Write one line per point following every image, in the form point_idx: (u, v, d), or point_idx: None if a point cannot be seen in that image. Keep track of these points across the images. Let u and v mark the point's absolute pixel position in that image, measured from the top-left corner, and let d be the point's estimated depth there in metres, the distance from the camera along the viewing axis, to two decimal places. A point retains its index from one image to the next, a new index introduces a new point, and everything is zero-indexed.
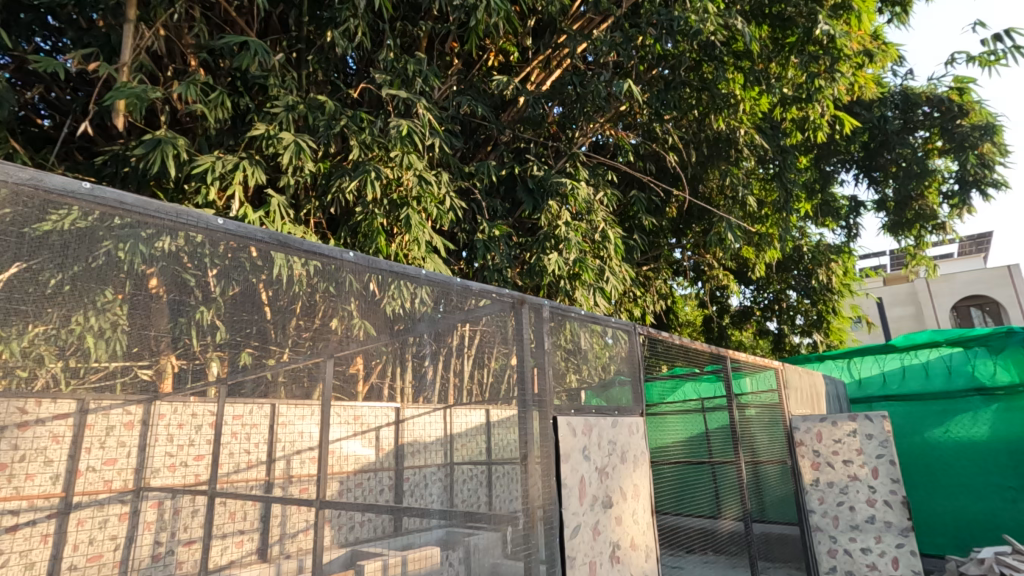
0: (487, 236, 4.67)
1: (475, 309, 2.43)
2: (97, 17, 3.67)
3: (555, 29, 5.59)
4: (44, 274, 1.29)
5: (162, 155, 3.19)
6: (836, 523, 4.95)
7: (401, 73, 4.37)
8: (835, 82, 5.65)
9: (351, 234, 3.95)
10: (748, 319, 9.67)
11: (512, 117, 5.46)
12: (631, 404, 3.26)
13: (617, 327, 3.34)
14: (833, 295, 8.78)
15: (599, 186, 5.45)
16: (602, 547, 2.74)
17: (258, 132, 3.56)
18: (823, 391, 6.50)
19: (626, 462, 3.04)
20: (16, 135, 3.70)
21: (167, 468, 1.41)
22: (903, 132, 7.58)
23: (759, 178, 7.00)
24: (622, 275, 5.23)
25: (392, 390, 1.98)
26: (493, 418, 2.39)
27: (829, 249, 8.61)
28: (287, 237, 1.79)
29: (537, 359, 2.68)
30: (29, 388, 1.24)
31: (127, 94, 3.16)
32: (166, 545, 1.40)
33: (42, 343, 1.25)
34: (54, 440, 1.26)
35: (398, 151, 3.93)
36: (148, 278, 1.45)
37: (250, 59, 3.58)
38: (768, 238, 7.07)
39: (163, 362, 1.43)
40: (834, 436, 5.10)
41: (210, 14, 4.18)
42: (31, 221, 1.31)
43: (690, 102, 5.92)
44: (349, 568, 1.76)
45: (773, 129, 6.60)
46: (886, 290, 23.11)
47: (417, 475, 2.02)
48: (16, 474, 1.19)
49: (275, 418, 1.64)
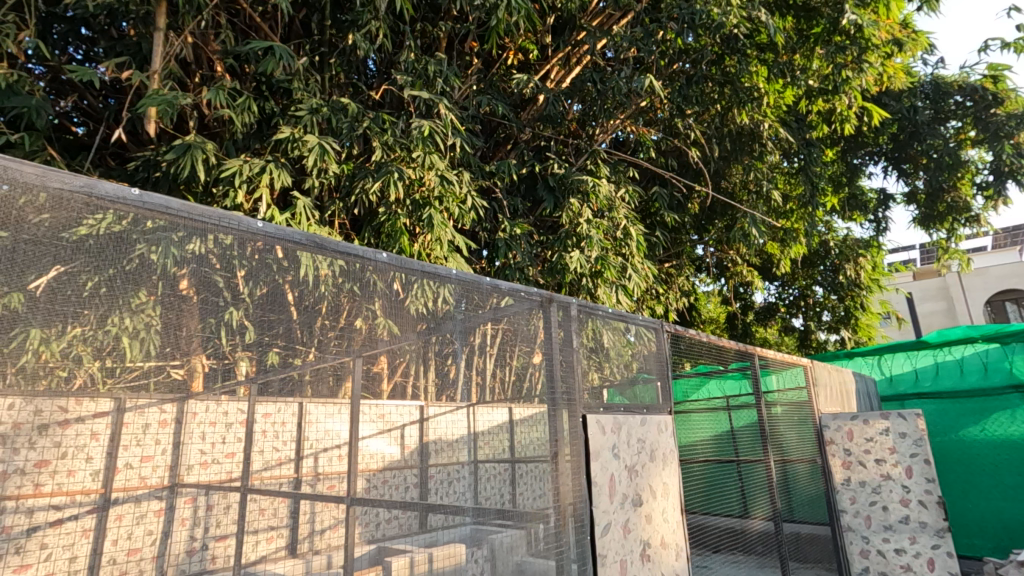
0: (509, 235, 4.68)
1: (500, 308, 2.44)
2: (128, 26, 3.78)
3: (575, 26, 5.55)
4: (81, 277, 1.33)
5: (192, 159, 3.26)
6: (868, 523, 4.85)
7: (422, 73, 4.40)
8: (863, 72, 5.55)
9: (375, 234, 3.99)
10: (773, 316, 9.53)
11: (532, 115, 5.45)
12: (659, 402, 3.24)
13: (644, 325, 3.32)
14: (861, 291, 8.57)
15: (620, 183, 5.41)
16: (632, 545, 2.74)
17: (283, 135, 3.61)
18: (853, 388, 6.35)
19: (656, 460, 3.02)
20: (53, 143, 3.82)
21: (200, 466, 1.46)
22: (935, 122, 7.36)
23: (783, 172, 6.81)
24: (644, 273, 5.18)
25: (416, 389, 2.00)
26: (516, 416, 2.38)
27: (857, 244, 8.44)
28: (321, 238, 1.84)
29: (563, 357, 2.68)
30: (68, 388, 1.27)
31: (159, 101, 3.24)
32: (200, 540, 1.44)
33: (79, 343, 1.29)
34: (94, 437, 1.31)
35: (421, 151, 3.96)
36: (180, 279, 1.48)
37: (274, 63, 3.66)
38: (793, 233, 6.90)
39: (193, 362, 1.47)
40: (865, 434, 4.99)
41: (236, 20, 4.26)
42: (69, 227, 1.35)
43: (712, 97, 5.87)
44: (377, 564, 1.77)
45: (798, 122, 6.56)
46: (915, 285, 22.46)
47: (443, 472, 2.04)
48: (59, 470, 1.25)
49: (303, 417, 1.67)
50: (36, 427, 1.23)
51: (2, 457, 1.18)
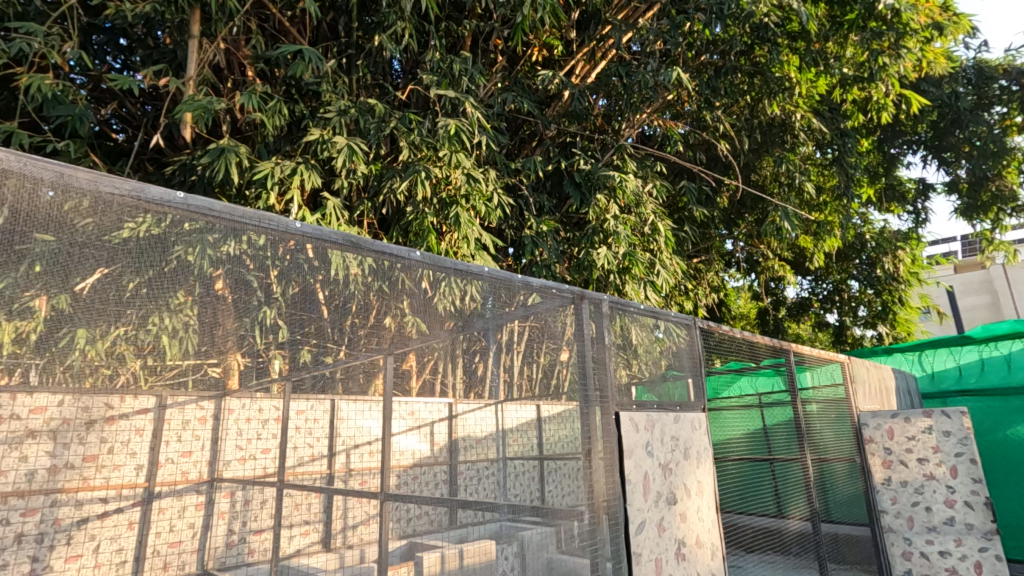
0: (536, 233, 4.67)
1: (529, 304, 2.44)
2: (164, 34, 3.87)
3: (600, 21, 5.50)
4: (124, 278, 1.37)
5: (226, 163, 3.36)
6: (911, 524, 4.69)
7: (447, 73, 4.43)
8: (901, 58, 5.36)
9: (403, 233, 4.02)
10: (807, 312, 9.20)
11: (557, 112, 5.38)
12: (691, 399, 3.20)
13: (675, 322, 3.28)
14: (899, 284, 8.29)
15: (648, 178, 5.32)
16: (667, 544, 2.71)
17: (313, 137, 3.67)
18: (893, 385, 6.15)
19: (690, 458, 2.99)
20: (95, 149, 3.95)
21: (238, 461, 1.50)
22: (978, 108, 7.07)
23: (816, 163, 6.62)
24: (673, 268, 5.10)
25: (444, 386, 2.02)
26: (544, 413, 2.37)
27: (894, 236, 8.15)
28: (358, 238, 1.88)
29: (594, 354, 2.66)
30: (112, 385, 1.32)
31: (194, 106, 3.33)
32: (239, 533, 1.46)
33: (123, 343, 1.33)
34: (138, 433, 1.34)
35: (446, 150, 3.99)
36: (215, 279, 1.52)
37: (304, 66, 3.73)
38: (827, 226, 6.74)
39: (230, 360, 1.50)
40: (907, 433, 4.83)
41: (266, 25, 4.35)
42: (113, 229, 1.40)
43: (742, 88, 5.85)
44: (409, 560, 1.78)
45: (832, 111, 6.39)
46: (956, 278, 21.61)
47: (471, 469, 2.06)
48: (104, 465, 1.29)
49: (335, 413, 1.70)
50: (83, 424, 1.28)
51: (53, 451, 1.23)
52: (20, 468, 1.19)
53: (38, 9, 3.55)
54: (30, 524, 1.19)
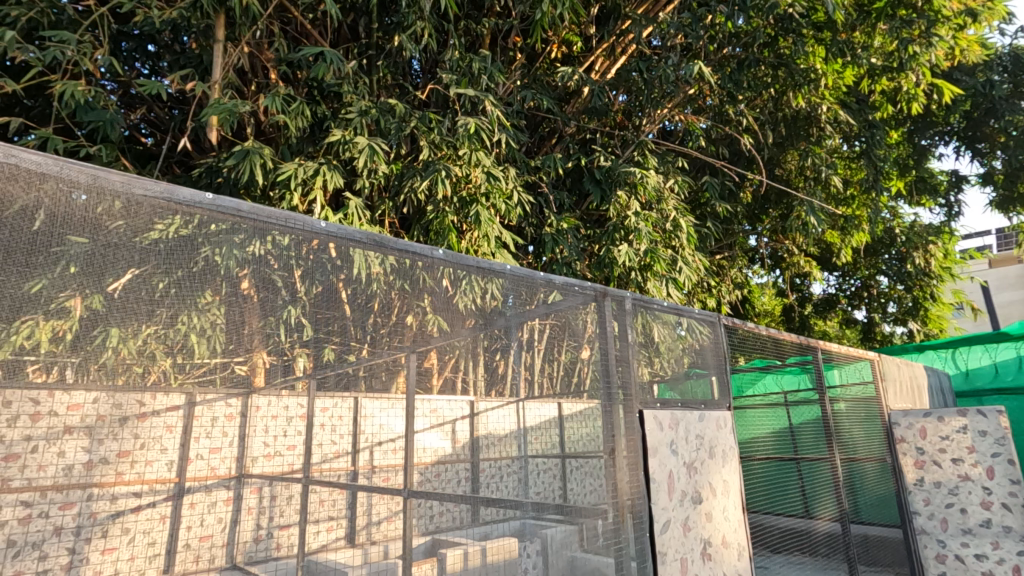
0: (556, 230, 4.65)
1: (550, 302, 2.43)
2: (190, 40, 3.96)
3: (619, 16, 5.45)
4: (154, 279, 1.40)
5: (250, 164, 3.42)
6: (945, 527, 4.54)
7: (467, 71, 4.44)
8: (933, 46, 5.21)
9: (424, 233, 4.05)
10: (833, 308, 9.10)
11: (577, 108, 5.38)
12: (715, 397, 3.16)
13: (699, 319, 3.23)
14: (931, 280, 8.05)
15: (669, 173, 5.26)
16: (693, 544, 2.68)
17: (335, 137, 3.72)
18: (925, 384, 5.99)
19: (715, 457, 2.95)
20: (125, 153, 4.07)
21: (264, 457, 1.52)
22: (1015, 97, 6.74)
23: (843, 156, 6.46)
24: (695, 265, 5.06)
25: (465, 383, 2.02)
26: (565, 411, 2.36)
27: (926, 230, 7.91)
28: (382, 237, 1.91)
29: (617, 352, 2.65)
30: (144, 383, 1.35)
31: (220, 109, 3.40)
32: (266, 528, 1.49)
33: (153, 342, 1.36)
34: (168, 430, 1.38)
35: (466, 148, 3.99)
36: (241, 280, 1.54)
37: (325, 67, 3.77)
38: (854, 221, 6.56)
39: (255, 358, 1.52)
40: (940, 432, 4.69)
41: (288, 28, 4.41)
42: (143, 231, 1.44)
43: (765, 81, 5.73)
44: (432, 556, 1.79)
45: (859, 102, 6.23)
46: (991, 272, 20.94)
47: (493, 467, 2.05)
48: (138, 460, 1.33)
49: (358, 411, 1.72)
50: (117, 420, 1.32)
51: (89, 447, 1.28)
52: (58, 463, 1.22)
53: (70, 18, 3.64)
54: (68, 517, 1.22)
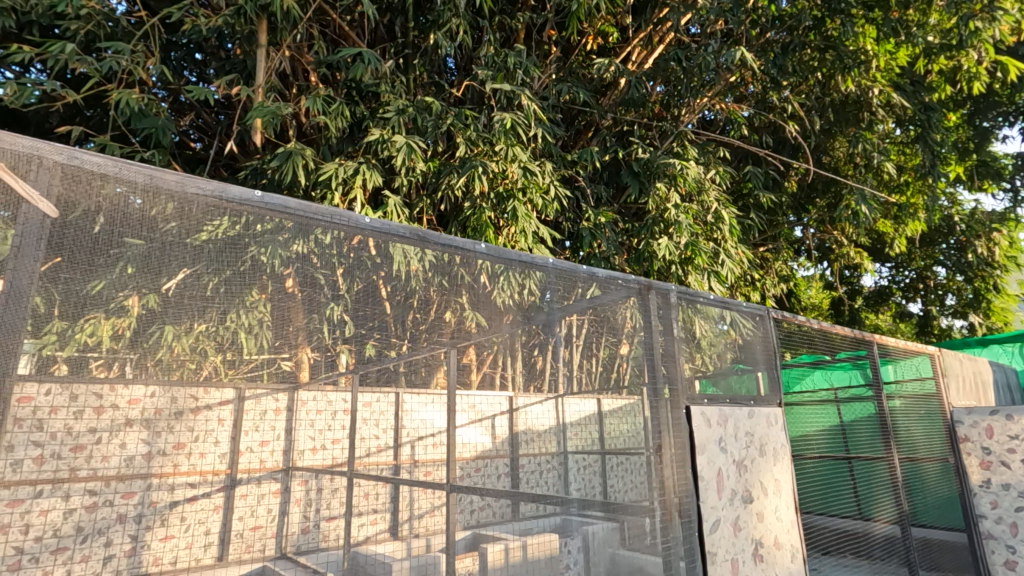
0: (593, 224, 4.60)
1: (592, 297, 2.40)
2: (234, 46, 4.08)
3: (657, 4, 5.34)
4: (204, 278, 1.44)
5: (293, 165, 3.50)
6: (1015, 532, 4.27)
7: (502, 67, 4.44)
8: (996, 21, 4.89)
9: (461, 229, 4.06)
10: (886, 301, 8.79)
11: (613, 100, 5.30)
12: (764, 393, 3.06)
13: (745, 313, 3.13)
14: (994, 270, 7.61)
15: (710, 164, 5.13)
16: (743, 544, 2.61)
17: (374, 137, 3.77)
18: (990, 379, 5.66)
19: (765, 455, 2.86)
20: (177, 158, 4.26)
21: (311, 451, 1.56)
22: None
23: (896, 142, 6.27)
24: (738, 258, 4.91)
25: (504, 379, 2.01)
26: (605, 407, 2.33)
27: (988, 218, 7.39)
28: (425, 232, 1.92)
29: (662, 346, 2.60)
30: (197, 378, 1.40)
31: (263, 112, 3.49)
32: (313, 520, 1.52)
33: (204, 338, 1.40)
34: (220, 423, 1.42)
35: (502, 144, 3.98)
36: (286, 278, 1.57)
37: (363, 68, 3.84)
38: (909, 209, 6.15)
39: (300, 354, 1.54)
40: (1009, 432, 4.40)
41: (327, 30, 4.50)
42: (194, 231, 1.48)
43: (812, 65, 5.54)
44: (473, 550, 1.80)
45: (914, 84, 5.92)
46: None
47: (532, 462, 2.04)
48: (193, 452, 1.38)
49: (399, 406, 1.75)
50: (173, 413, 1.37)
51: (148, 438, 1.33)
52: (121, 454, 1.28)
53: (124, 30, 3.82)
54: (130, 505, 1.27)
